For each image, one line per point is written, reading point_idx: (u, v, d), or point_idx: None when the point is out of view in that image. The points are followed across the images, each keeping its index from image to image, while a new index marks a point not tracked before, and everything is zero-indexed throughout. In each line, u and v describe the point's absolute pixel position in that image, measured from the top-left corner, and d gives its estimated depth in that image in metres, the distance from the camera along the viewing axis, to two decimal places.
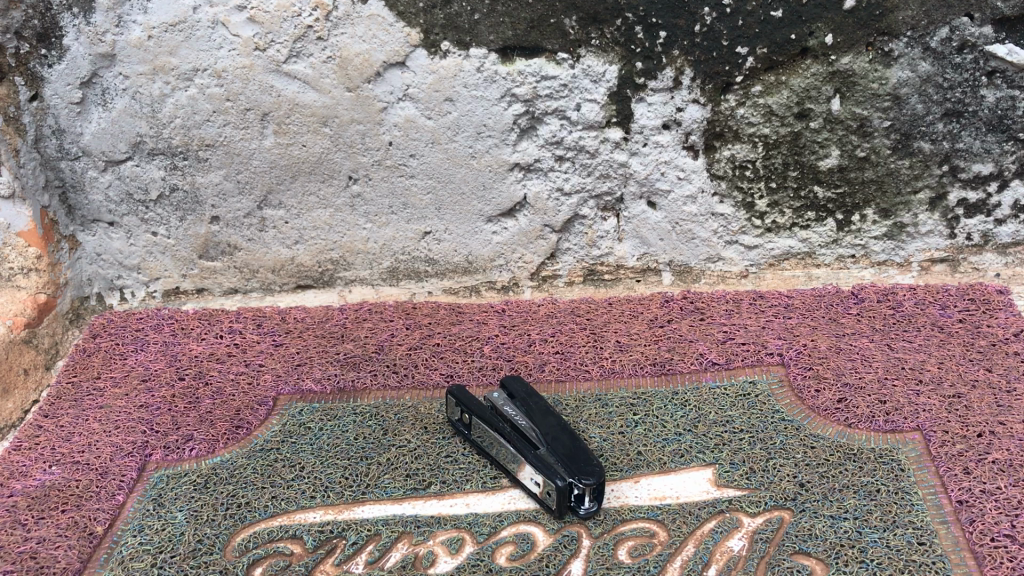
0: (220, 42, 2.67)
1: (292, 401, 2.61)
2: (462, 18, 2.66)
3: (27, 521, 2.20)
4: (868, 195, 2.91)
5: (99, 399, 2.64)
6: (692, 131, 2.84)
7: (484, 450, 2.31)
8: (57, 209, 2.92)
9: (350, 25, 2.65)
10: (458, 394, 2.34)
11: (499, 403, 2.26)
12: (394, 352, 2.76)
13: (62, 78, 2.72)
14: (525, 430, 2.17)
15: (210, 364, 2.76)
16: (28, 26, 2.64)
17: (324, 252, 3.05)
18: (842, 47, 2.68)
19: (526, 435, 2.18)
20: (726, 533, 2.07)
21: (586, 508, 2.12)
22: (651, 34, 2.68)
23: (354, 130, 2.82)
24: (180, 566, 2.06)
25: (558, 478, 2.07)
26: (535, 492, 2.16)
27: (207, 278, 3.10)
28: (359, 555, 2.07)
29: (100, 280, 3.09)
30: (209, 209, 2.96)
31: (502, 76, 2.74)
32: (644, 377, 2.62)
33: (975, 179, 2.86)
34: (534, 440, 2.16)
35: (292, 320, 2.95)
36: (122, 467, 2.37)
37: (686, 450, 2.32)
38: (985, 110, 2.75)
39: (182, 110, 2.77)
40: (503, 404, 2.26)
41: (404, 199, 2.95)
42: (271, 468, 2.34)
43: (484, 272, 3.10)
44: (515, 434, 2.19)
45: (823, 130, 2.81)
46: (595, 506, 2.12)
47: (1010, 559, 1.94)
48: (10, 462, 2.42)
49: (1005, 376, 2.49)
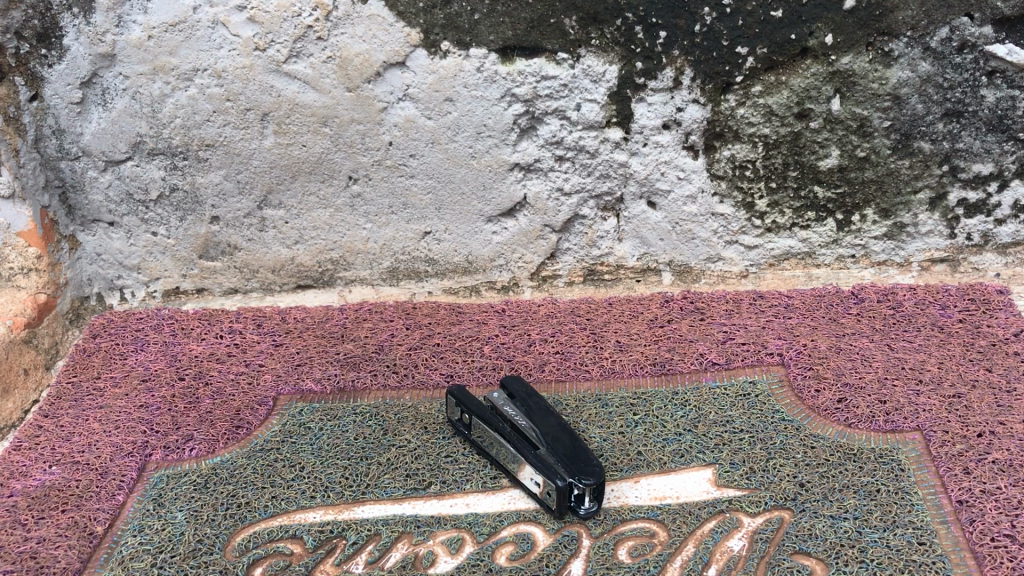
0: (220, 42, 2.67)
1: (292, 401, 2.61)
2: (462, 18, 2.66)
3: (27, 521, 2.20)
4: (868, 195, 2.91)
5: (99, 399, 2.64)
6: (692, 131, 2.84)
7: (484, 450, 2.31)
8: (57, 209, 2.92)
9: (350, 25, 2.65)
10: (458, 394, 2.34)
11: (499, 403, 2.26)
12: (394, 352, 2.76)
13: (62, 78, 2.72)
14: (525, 430, 2.17)
15: (209, 364, 2.76)
16: (28, 26, 2.64)
17: (324, 253, 3.05)
18: (842, 47, 2.68)
19: (526, 436, 2.17)
20: (726, 532, 2.07)
21: (586, 508, 2.12)
22: (651, 34, 2.68)
23: (354, 130, 2.82)
24: (180, 566, 2.06)
25: (558, 479, 2.07)
26: (535, 492, 2.16)
27: (207, 278, 3.10)
28: (359, 555, 2.07)
29: (100, 280, 3.09)
30: (209, 209, 2.96)
31: (502, 75, 2.74)
32: (644, 377, 2.62)
33: (975, 179, 2.86)
34: (533, 440, 2.16)
35: (292, 320, 2.95)
36: (122, 467, 2.37)
37: (686, 450, 2.32)
38: (986, 110, 2.76)
39: (183, 109, 2.77)
40: (503, 404, 2.25)
41: (404, 199, 2.95)
42: (271, 468, 2.34)
43: (484, 272, 3.10)
44: (515, 435, 2.19)
45: (823, 130, 2.81)
46: (595, 506, 2.12)
47: (1010, 559, 1.94)
48: (9, 462, 2.42)
49: (1006, 376, 2.49)
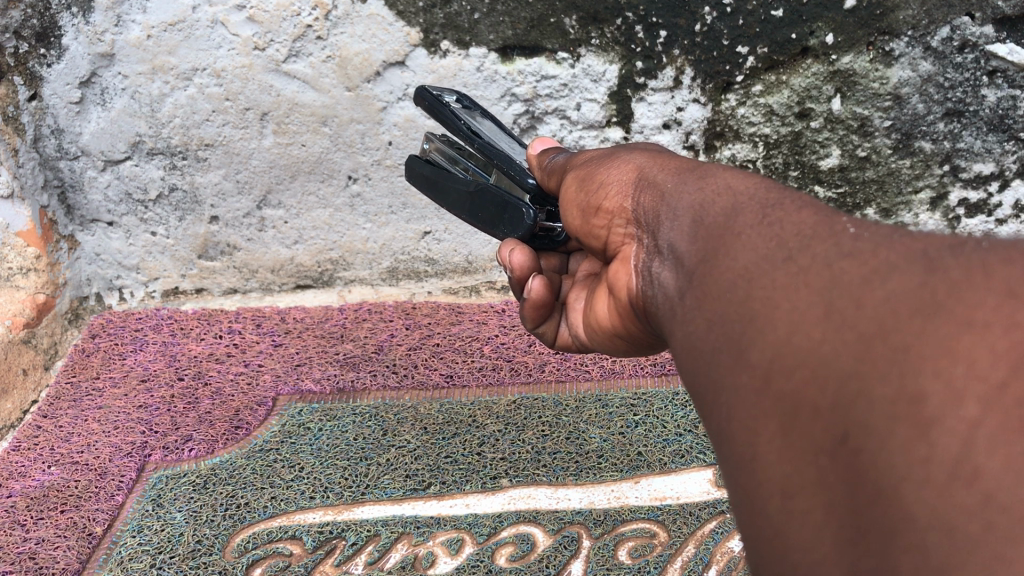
0: (219, 41, 2.67)
1: (292, 401, 2.62)
2: (462, 17, 2.65)
3: (27, 521, 2.20)
4: (868, 195, 2.91)
5: (99, 399, 2.63)
6: (692, 131, 2.84)
7: (429, 165, 1.90)
8: (57, 209, 2.88)
9: (349, 25, 2.65)
10: (455, 92, 1.99)
11: (478, 124, 1.87)
12: (394, 353, 2.76)
13: (61, 78, 2.70)
14: (493, 141, 1.82)
15: (209, 364, 2.76)
16: (28, 25, 2.61)
17: (324, 253, 3.05)
18: (842, 47, 2.68)
19: (452, 170, 1.85)
20: (727, 533, 2.10)
21: (524, 213, 1.69)
22: (651, 34, 2.67)
23: (354, 130, 2.82)
24: (180, 566, 2.05)
25: (517, 167, 1.75)
26: (470, 130, 1.82)
27: (206, 279, 3.08)
28: (359, 555, 2.06)
29: (100, 280, 3.07)
30: (209, 209, 2.95)
31: (502, 75, 2.74)
32: (644, 378, 2.63)
33: (975, 179, 2.87)
34: (458, 157, 1.84)
35: (292, 320, 2.95)
36: (122, 467, 2.36)
37: (686, 450, 2.34)
38: (986, 111, 2.75)
39: (182, 109, 2.77)
40: (482, 128, 1.86)
41: (404, 199, 2.95)
42: (271, 468, 2.34)
43: (484, 272, 3.10)
44: (477, 107, 1.98)
45: (823, 130, 2.80)
46: (573, 241, 1.73)
47: None
48: (9, 462, 2.41)
49: None
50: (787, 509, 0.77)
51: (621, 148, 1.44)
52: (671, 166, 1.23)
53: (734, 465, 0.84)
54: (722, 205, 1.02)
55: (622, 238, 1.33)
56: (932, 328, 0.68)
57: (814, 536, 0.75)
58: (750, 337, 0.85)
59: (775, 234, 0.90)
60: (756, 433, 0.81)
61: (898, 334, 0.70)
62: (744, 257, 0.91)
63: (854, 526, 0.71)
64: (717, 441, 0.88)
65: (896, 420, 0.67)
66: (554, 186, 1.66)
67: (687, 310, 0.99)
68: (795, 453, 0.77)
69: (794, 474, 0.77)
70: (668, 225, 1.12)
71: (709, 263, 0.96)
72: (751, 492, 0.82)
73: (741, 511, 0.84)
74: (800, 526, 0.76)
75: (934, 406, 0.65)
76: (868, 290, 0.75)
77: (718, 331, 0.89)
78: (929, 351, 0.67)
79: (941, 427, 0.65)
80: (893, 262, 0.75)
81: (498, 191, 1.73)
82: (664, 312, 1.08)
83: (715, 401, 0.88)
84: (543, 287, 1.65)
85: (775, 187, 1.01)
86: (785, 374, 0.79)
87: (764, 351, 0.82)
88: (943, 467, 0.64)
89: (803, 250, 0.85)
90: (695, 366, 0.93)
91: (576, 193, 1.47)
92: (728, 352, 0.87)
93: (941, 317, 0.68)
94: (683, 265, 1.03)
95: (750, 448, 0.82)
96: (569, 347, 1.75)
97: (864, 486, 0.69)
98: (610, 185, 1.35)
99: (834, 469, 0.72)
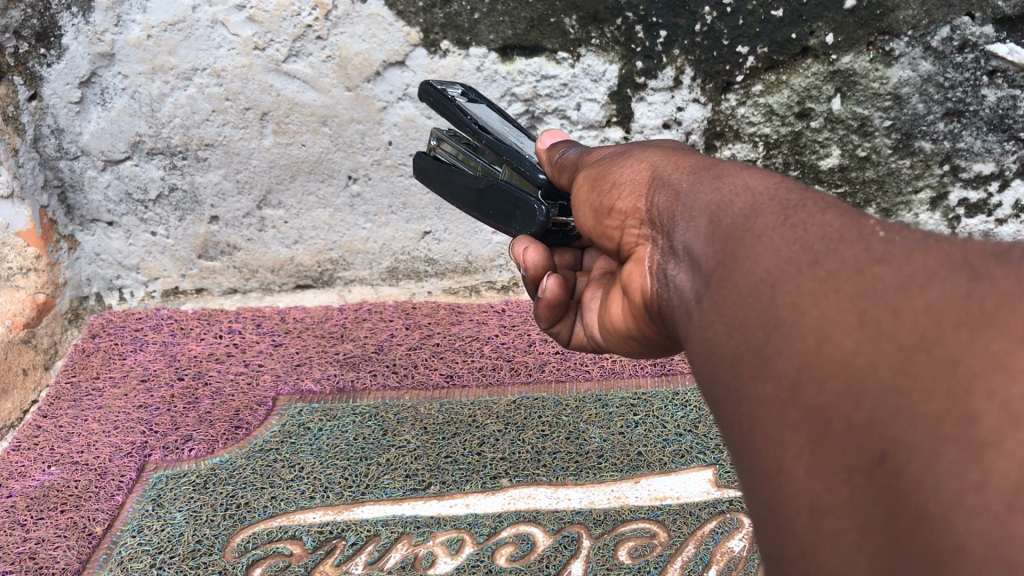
0: (219, 41, 2.67)
1: (291, 401, 2.62)
2: (462, 17, 2.65)
3: (26, 521, 2.20)
4: (868, 195, 2.91)
5: (99, 399, 2.64)
6: (692, 131, 2.84)
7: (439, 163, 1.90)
8: (57, 208, 2.88)
9: (349, 25, 2.66)
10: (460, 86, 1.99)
11: (485, 118, 1.86)
12: (394, 352, 2.76)
13: (61, 77, 2.70)
14: (501, 135, 1.82)
15: (209, 364, 2.76)
16: (27, 25, 2.60)
17: (324, 252, 3.05)
18: (842, 47, 2.68)
19: (463, 168, 1.85)
20: (727, 533, 2.09)
21: (536, 209, 1.70)
22: (651, 34, 2.67)
23: (354, 130, 2.82)
24: (180, 566, 2.05)
25: (527, 163, 1.74)
26: (478, 125, 1.82)
27: (206, 279, 3.08)
28: (358, 555, 2.06)
29: (100, 280, 3.07)
30: (209, 209, 2.95)
31: (502, 75, 2.75)
32: (644, 377, 2.63)
33: (975, 179, 2.87)
34: (469, 153, 1.84)
35: (292, 320, 2.95)
36: (122, 467, 2.36)
37: (687, 450, 2.34)
38: (986, 110, 2.75)
39: (182, 109, 2.77)
40: (489, 122, 1.85)
41: (404, 199, 2.95)
42: (271, 468, 2.34)
43: (484, 272, 3.10)
44: (483, 99, 1.97)
45: (823, 130, 2.80)
46: (584, 238, 1.75)
47: None
48: (9, 462, 2.41)
49: None
50: (816, 529, 0.76)
51: (634, 146, 1.44)
52: (686, 165, 1.23)
53: (757, 478, 0.83)
54: (740, 208, 1.01)
55: (636, 238, 1.32)
56: (982, 343, 0.67)
57: (845, 559, 0.74)
58: (776, 347, 0.83)
59: (798, 236, 0.89)
60: (782, 447, 0.80)
61: (944, 348, 0.69)
62: (767, 262, 0.89)
63: (892, 547, 0.70)
64: (739, 452, 0.87)
65: (942, 440, 0.67)
66: (565, 182, 1.65)
67: (705, 315, 0.98)
68: (824, 470, 0.75)
69: (824, 493, 0.75)
70: (683, 226, 1.12)
71: (730, 267, 0.95)
72: (775, 506, 0.81)
73: (766, 527, 0.82)
74: (830, 547, 0.75)
75: (988, 427, 0.65)
76: (906, 299, 0.74)
77: (741, 340, 0.88)
78: (979, 367, 0.67)
79: (997, 452, 0.64)
80: (934, 268, 0.75)
81: (510, 188, 1.74)
82: (681, 314, 1.08)
83: (737, 411, 0.87)
84: (558, 286, 1.65)
85: (790, 188, 1.01)
86: (815, 387, 0.78)
87: (791, 361, 0.81)
88: (1000, 494, 0.63)
89: (829, 254, 0.84)
90: (715, 375, 0.92)
91: (589, 192, 1.47)
92: (752, 362, 0.86)
93: (990, 333, 0.67)
94: (700, 268, 1.03)
95: (776, 463, 0.80)
96: (583, 345, 1.75)
97: (908, 508, 0.68)
98: (623, 185, 1.35)
99: (870, 489, 0.71)
